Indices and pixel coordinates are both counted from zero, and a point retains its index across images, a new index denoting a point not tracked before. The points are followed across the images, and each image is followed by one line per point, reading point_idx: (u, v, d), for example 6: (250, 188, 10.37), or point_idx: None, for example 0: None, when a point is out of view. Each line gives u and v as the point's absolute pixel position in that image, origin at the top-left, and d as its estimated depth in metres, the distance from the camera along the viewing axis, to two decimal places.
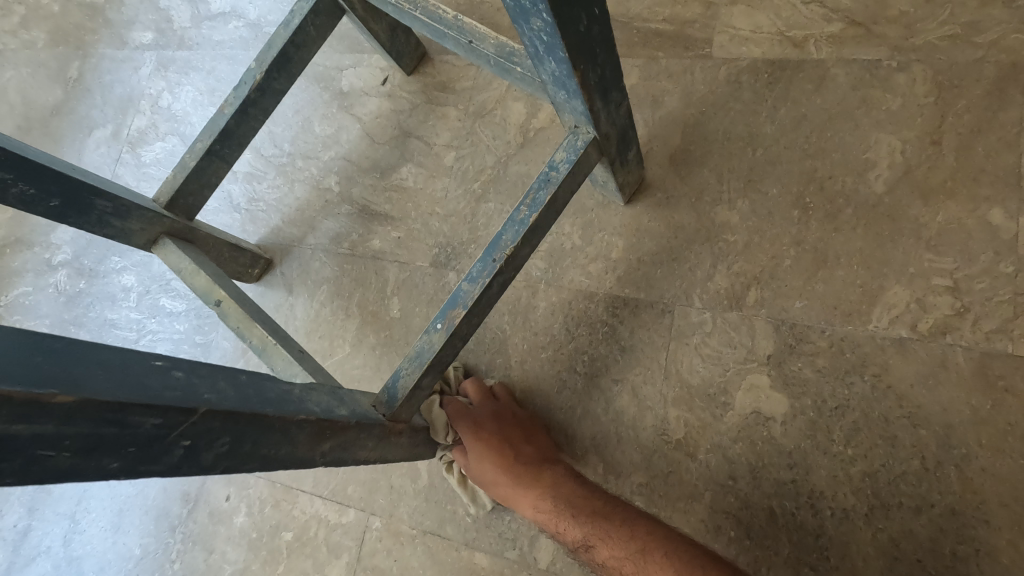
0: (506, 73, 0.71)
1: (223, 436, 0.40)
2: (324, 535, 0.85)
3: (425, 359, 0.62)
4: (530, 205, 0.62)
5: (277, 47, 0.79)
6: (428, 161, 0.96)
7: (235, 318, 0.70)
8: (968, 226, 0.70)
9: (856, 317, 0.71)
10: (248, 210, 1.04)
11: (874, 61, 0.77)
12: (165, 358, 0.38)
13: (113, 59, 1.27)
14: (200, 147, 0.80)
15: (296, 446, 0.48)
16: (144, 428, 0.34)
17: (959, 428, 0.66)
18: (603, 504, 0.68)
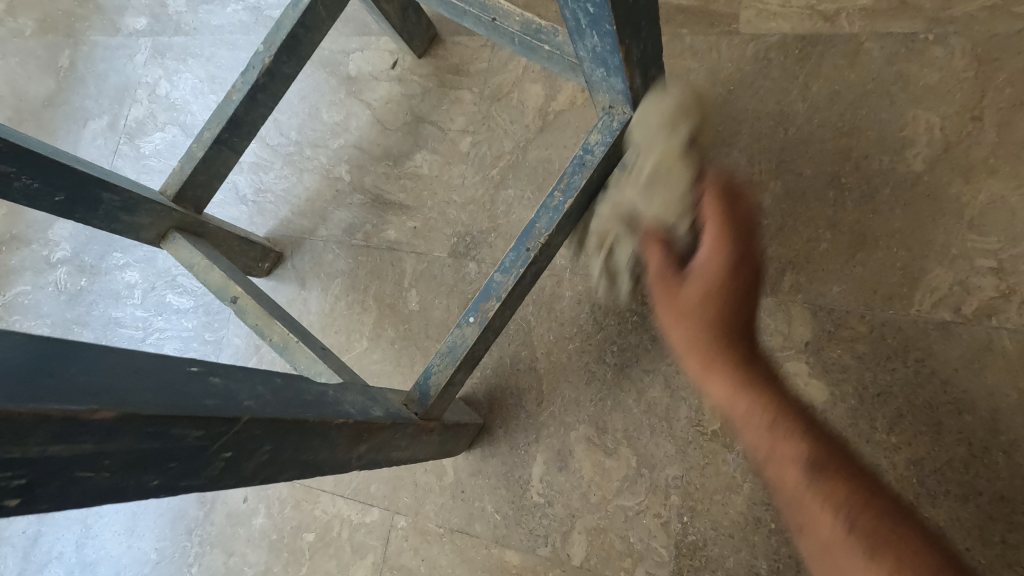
0: (530, 53, 0.68)
1: (265, 444, 0.37)
2: (348, 535, 0.82)
3: (458, 354, 0.60)
4: (565, 190, 0.60)
5: (286, 29, 0.75)
6: (443, 147, 0.92)
7: (253, 315, 0.67)
8: (1011, 204, 0.68)
9: (897, 301, 0.69)
10: (255, 202, 1.00)
11: (910, 34, 0.74)
12: (202, 363, 0.36)
13: (106, 47, 1.22)
14: (208, 136, 0.77)
15: (334, 450, 0.46)
16: (187, 441, 0.31)
17: (1006, 413, 0.64)
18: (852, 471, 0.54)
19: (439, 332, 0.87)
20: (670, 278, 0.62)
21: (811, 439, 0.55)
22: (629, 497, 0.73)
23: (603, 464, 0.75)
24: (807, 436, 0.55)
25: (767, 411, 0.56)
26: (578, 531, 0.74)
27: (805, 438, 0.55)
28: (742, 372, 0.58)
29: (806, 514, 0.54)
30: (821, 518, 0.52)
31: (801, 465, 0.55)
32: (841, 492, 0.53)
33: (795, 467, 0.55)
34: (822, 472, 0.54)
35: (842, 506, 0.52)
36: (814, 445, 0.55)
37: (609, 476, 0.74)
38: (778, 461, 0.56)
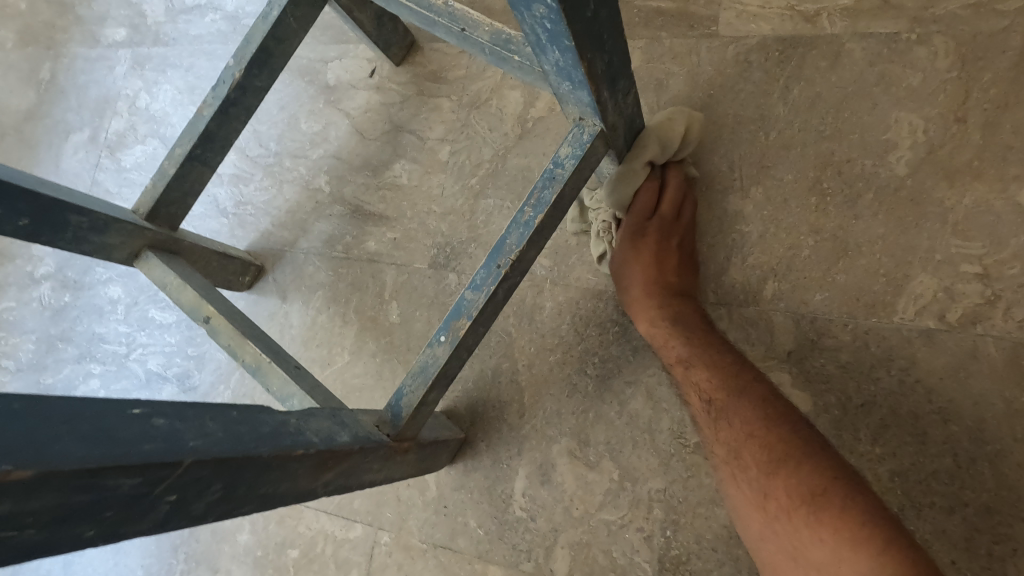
0: (502, 62, 0.66)
1: (215, 484, 0.36)
2: (332, 551, 0.82)
3: (429, 374, 0.59)
4: (535, 205, 0.58)
5: (256, 42, 0.74)
6: (423, 157, 0.91)
7: (226, 335, 0.67)
8: (996, 208, 0.66)
9: (880, 309, 0.68)
10: (235, 214, 0.99)
11: (892, 33, 0.73)
12: (146, 404, 0.35)
13: (86, 59, 1.21)
14: (180, 152, 0.76)
15: (296, 480, 0.45)
16: (122, 489, 0.30)
17: (992, 423, 0.63)
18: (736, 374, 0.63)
19: (420, 344, 0.86)
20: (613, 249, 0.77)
21: (694, 353, 0.66)
22: (612, 511, 0.72)
23: (586, 478, 0.74)
24: (698, 350, 0.66)
25: (668, 333, 0.69)
26: (561, 546, 0.73)
27: (696, 352, 0.66)
28: (661, 304, 0.71)
29: (700, 420, 0.64)
30: (708, 422, 0.63)
31: (694, 373, 0.66)
32: (723, 394, 0.62)
33: (694, 377, 0.65)
34: (711, 377, 0.64)
35: (722, 407, 0.62)
36: (699, 357, 0.66)
37: (592, 490, 0.73)
38: (676, 377, 0.68)
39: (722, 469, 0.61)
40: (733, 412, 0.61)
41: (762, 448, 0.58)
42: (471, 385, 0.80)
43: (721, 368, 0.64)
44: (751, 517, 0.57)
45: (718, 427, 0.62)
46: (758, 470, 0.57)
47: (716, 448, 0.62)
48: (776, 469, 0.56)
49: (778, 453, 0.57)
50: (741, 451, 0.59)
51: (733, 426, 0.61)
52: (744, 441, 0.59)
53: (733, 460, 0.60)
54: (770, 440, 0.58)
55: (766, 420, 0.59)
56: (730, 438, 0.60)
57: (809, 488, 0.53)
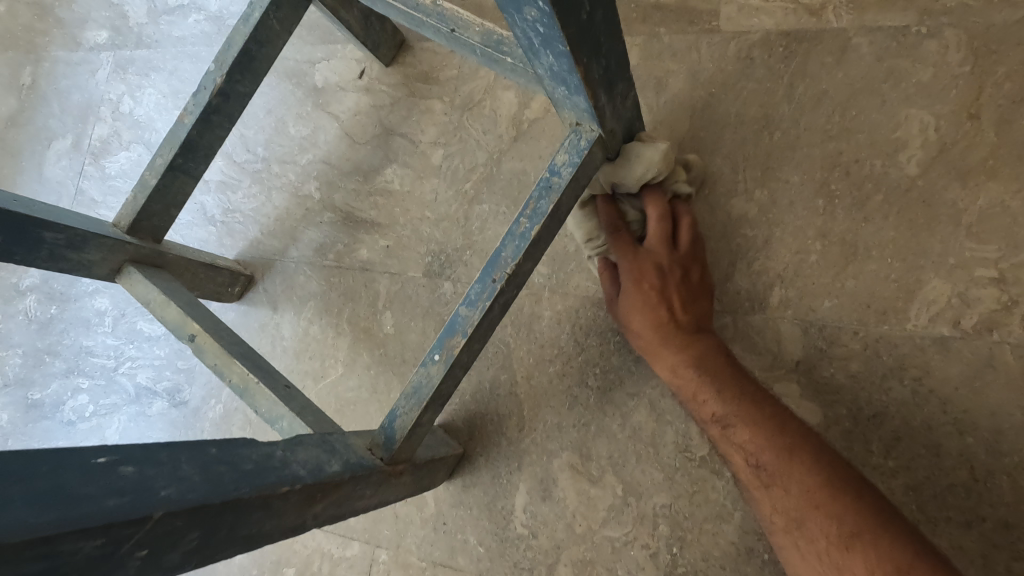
0: (494, 64, 0.64)
1: (192, 532, 0.34)
2: (329, 570, 0.80)
3: (423, 395, 0.56)
4: (532, 216, 0.55)
5: (237, 46, 0.71)
6: (414, 161, 0.88)
7: (212, 354, 0.64)
8: (1012, 209, 0.64)
9: (892, 315, 0.65)
10: (223, 222, 0.96)
11: (902, 27, 0.70)
12: (112, 451, 0.33)
13: (67, 62, 1.17)
14: (161, 162, 0.73)
15: (283, 517, 0.42)
16: (83, 553, 0.28)
17: (1010, 434, 0.60)
18: (790, 436, 0.57)
19: (415, 356, 0.83)
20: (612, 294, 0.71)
21: (733, 411, 0.60)
22: (616, 527, 0.70)
23: (588, 493, 0.71)
24: (745, 408, 0.60)
25: (698, 387, 0.63)
26: (564, 563, 0.71)
27: (738, 410, 0.60)
28: (680, 348, 0.65)
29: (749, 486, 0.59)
30: (758, 487, 0.58)
31: (736, 433, 0.60)
32: (777, 458, 0.57)
33: (737, 439, 0.60)
34: (758, 440, 0.58)
35: (776, 471, 0.57)
36: (739, 416, 0.60)
37: (595, 505, 0.71)
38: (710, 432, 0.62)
39: (784, 537, 0.56)
40: (791, 478, 0.56)
41: (827, 516, 0.53)
42: (469, 398, 0.78)
43: (769, 426, 0.58)
44: None
45: (772, 493, 0.57)
46: (829, 543, 0.52)
47: (773, 516, 0.57)
48: (851, 544, 0.51)
49: (850, 525, 0.51)
50: (805, 522, 0.54)
51: (789, 493, 0.55)
52: (808, 511, 0.54)
53: (796, 529, 0.55)
54: (836, 511, 0.53)
55: (829, 487, 0.54)
56: (788, 506, 0.55)
57: (897, 566, 0.48)
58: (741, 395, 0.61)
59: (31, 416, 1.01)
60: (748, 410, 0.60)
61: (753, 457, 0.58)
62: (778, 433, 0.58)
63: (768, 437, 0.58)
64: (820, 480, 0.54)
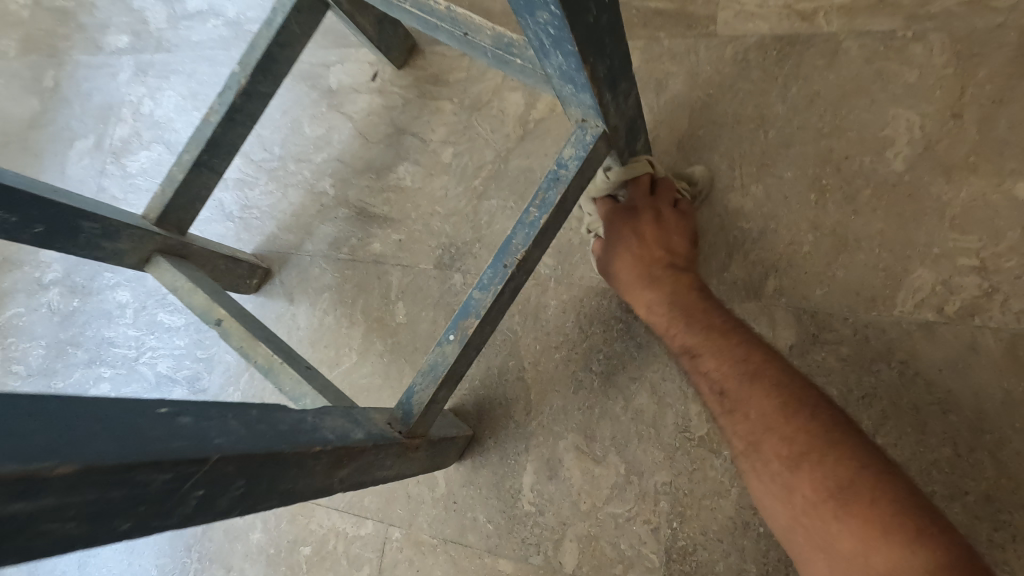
0: (504, 66, 0.68)
1: (239, 480, 0.38)
2: (343, 548, 0.83)
3: (439, 372, 0.60)
4: (540, 206, 0.59)
5: (260, 49, 0.76)
6: (426, 159, 0.92)
7: (237, 337, 0.68)
8: (993, 202, 0.68)
9: (880, 302, 0.69)
10: (241, 218, 1.01)
11: (888, 31, 0.74)
12: (170, 404, 0.37)
13: (89, 66, 1.22)
14: (187, 158, 0.77)
15: (313, 478, 0.46)
16: (154, 485, 0.32)
17: (991, 413, 0.64)
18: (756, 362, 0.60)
19: (426, 344, 0.87)
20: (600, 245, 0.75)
21: (704, 342, 0.63)
22: (619, 504, 0.73)
23: (592, 472, 0.75)
24: (712, 340, 0.63)
25: (670, 322, 0.67)
26: (569, 539, 0.74)
27: (708, 343, 0.63)
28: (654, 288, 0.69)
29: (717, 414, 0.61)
30: (724, 414, 0.60)
31: (704, 363, 0.62)
32: (743, 385, 0.59)
33: (704, 368, 0.62)
34: (725, 368, 0.61)
35: (738, 398, 0.59)
36: (706, 346, 0.63)
37: (599, 484, 0.74)
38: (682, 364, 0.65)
39: (741, 461, 0.58)
40: (750, 403, 0.58)
41: (781, 438, 0.55)
42: (479, 384, 0.82)
43: (735, 356, 0.61)
44: (767, 505, 0.55)
45: (733, 417, 0.59)
46: (781, 463, 0.54)
47: (733, 440, 0.59)
48: (801, 464, 0.53)
49: (801, 445, 0.53)
50: (760, 445, 0.56)
51: (750, 418, 0.57)
52: (765, 434, 0.56)
53: (751, 452, 0.57)
54: (791, 433, 0.54)
55: (787, 410, 0.56)
56: (747, 431, 0.57)
57: (839, 482, 0.50)
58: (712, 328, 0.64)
59: None
60: (716, 341, 0.62)
61: (719, 383, 0.61)
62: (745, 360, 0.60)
63: (733, 363, 0.60)
64: (777, 404, 0.56)
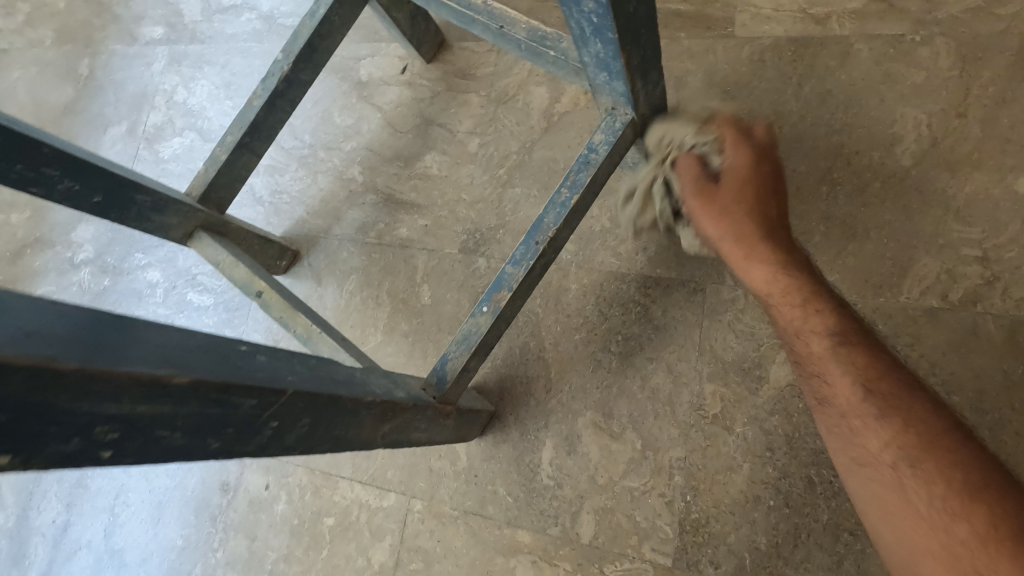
0: (536, 58, 0.72)
1: (305, 417, 0.41)
2: (366, 519, 0.86)
3: (472, 342, 0.64)
4: (571, 187, 0.63)
5: (303, 38, 0.80)
6: (452, 149, 0.96)
7: (277, 308, 0.71)
8: (995, 196, 0.72)
9: (887, 289, 0.73)
10: (271, 203, 1.04)
11: (898, 35, 0.78)
12: (249, 342, 0.40)
13: (123, 55, 1.26)
14: (230, 140, 0.81)
15: (362, 427, 0.49)
16: (243, 409, 0.35)
17: (991, 394, 0.68)
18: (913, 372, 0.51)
19: (451, 325, 0.90)
20: (704, 179, 0.64)
21: (852, 333, 0.54)
22: (634, 478, 0.76)
23: (609, 448, 0.78)
24: (862, 337, 0.53)
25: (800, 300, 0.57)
26: (587, 511, 0.77)
27: (857, 338, 0.53)
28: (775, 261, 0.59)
29: (846, 409, 0.51)
30: (859, 412, 0.50)
31: (851, 355, 0.52)
32: (896, 388, 0.49)
33: (849, 360, 0.52)
34: (879, 366, 0.51)
35: (896, 400, 0.49)
36: (857, 341, 0.53)
37: (616, 459, 0.78)
38: (813, 348, 0.55)
39: (878, 470, 0.48)
40: (911, 409, 0.48)
41: (952, 460, 0.44)
42: (501, 364, 0.85)
43: (890, 360, 0.52)
44: (908, 530, 0.45)
45: (883, 420, 0.48)
46: (948, 488, 0.44)
47: (875, 446, 0.48)
48: (981, 494, 0.42)
49: (977, 474, 0.43)
50: (920, 460, 0.46)
51: (904, 428, 0.47)
52: (928, 449, 0.46)
53: (904, 465, 0.46)
54: (963, 457, 0.44)
55: (954, 430, 0.46)
56: (899, 439, 0.47)
57: None
58: (858, 326, 0.55)
59: None
60: (863, 338, 0.54)
61: (865, 375, 0.51)
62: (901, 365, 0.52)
63: (887, 364, 0.51)
64: (947, 422, 0.47)
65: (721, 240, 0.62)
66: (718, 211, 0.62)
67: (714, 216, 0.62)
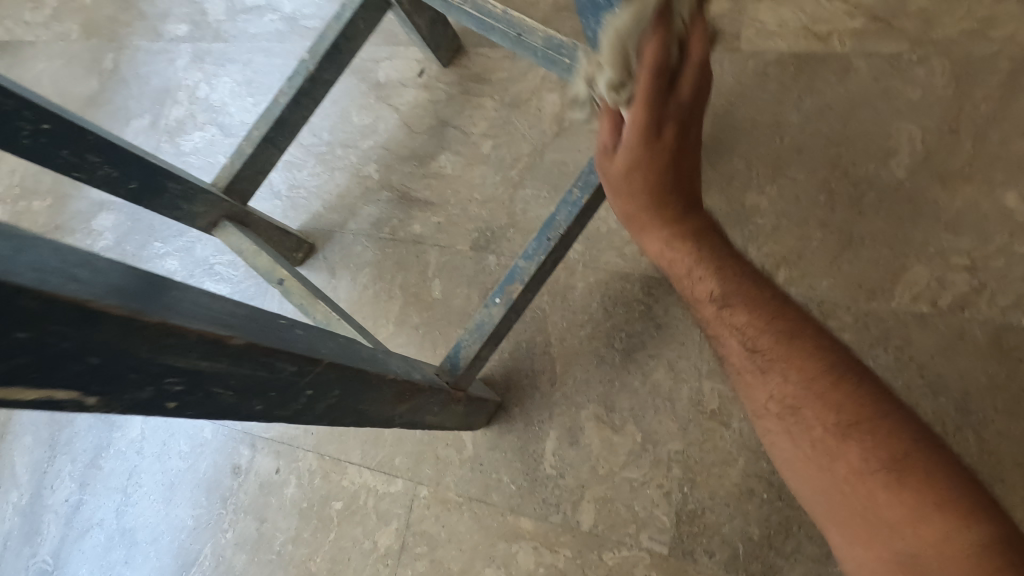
0: (552, 65, 0.76)
1: (335, 388, 0.44)
2: (373, 503, 0.89)
3: (485, 331, 0.67)
4: (582, 187, 0.67)
5: (329, 39, 0.84)
6: (466, 149, 1.00)
7: (298, 296, 0.75)
8: (984, 208, 0.75)
9: (879, 294, 0.76)
10: (288, 197, 1.08)
11: (895, 54, 0.82)
12: (287, 317, 0.42)
13: (147, 51, 1.30)
14: (256, 135, 0.85)
15: (383, 404, 0.53)
16: (285, 374, 0.38)
17: (975, 395, 0.72)
18: (796, 318, 0.55)
19: (460, 319, 0.94)
20: (605, 145, 0.57)
21: (735, 293, 0.57)
22: (634, 470, 0.80)
23: (610, 440, 0.81)
24: (746, 292, 0.57)
25: (692, 264, 0.59)
26: (587, 500, 0.80)
27: (741, 293, 0.57)
28: (670, 220, 0.59)
29: (738, 368, 0.56)
30: (749, 370, 0.55)
31: (736, 314, 0.56)
32: (775, 342, 0.54)
33: (734, 321, 0.56)
34: (756, 321, 0.55)
35: (775, 358, 0.53)
36: (739, 299, 0.57)
37: (616, 451, 0.81)
38: (704, 314, 0.59)
39: (770, 422, 0.53)
40: (791, 364, 0.52)
41: (826, 404, 0.50)
42: (506, 356, 0.88)
43: (769, 309, 0.56)
44: (802, 475, 0.50)
45: (766, 379, 0.53)
46: (826, 431, 0.49)
47: (762, 399, 0.54)
48: (857, 431, 0.48)
49: (849, 414, 0.49)
50: (800, 410, 0.51)
51: (789, 378, 0.52)
52: (807, 399, 0.51)
53: (790, 417, 0.52)
54: (838, 400, 0.49)
55: (831, 376, 0.50)
56: (781, 392, 0.52)
57: (893, 453, 0.46)
58: (745, 280, 0.57)
59: None
60: (748, 294, 0.57)
61: (743, 330, 0.55)
62: (782, 313, 0.55)
63: (764, 317, 0.55)
64: (825, 364, 0.51)
65: (620, 212, 0.62)
66: (611, 184, 0.59)
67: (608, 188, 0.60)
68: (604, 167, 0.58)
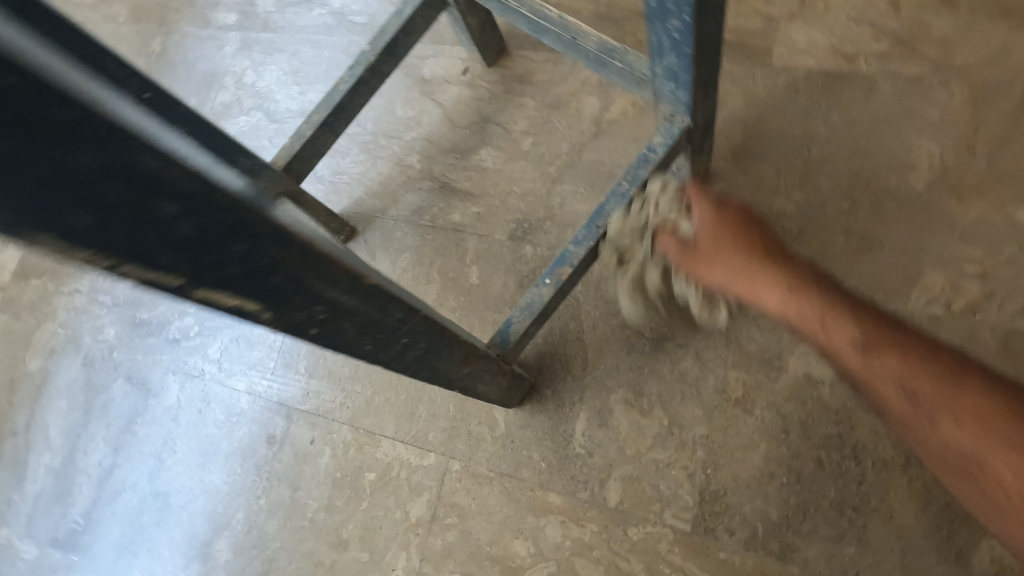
0: (602, 68, 0.82)
1: (420, 339, 0.49)
2: (406, 475, 0.93)
3: (535, 308, 0.72)
4: (631, 180, 0.72)
5: (390, 33, 0.89)
6: (506, 145, 1.05)
7: None
8: (996, 222, 0.81)
9: (897, 297, 0.82)
10: (331, 182, 1.13)
11: (917, 76, 0.88)
12: None
13: (195, 37, 1.35)
14: (316, 119, 0.89)
15: (451, 363, 0.57)
16: (393, 318, 0.44)
17: None
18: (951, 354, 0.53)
19: (496, 304, 0.99)
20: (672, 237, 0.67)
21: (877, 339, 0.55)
22: (660, 451, 0.84)
23: (638, 423, 0.86)
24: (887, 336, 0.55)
25: (827, 317, 0.57)
26: (615, 478, 0.85)
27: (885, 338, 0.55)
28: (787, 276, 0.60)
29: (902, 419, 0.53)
30: (915, 420, 0.52)
31: (886, 364, 0.54)
32: (936, 385, 0.51)
33: (884, 370, 0.54)
34: (910, 364, 0.53)
35: (939, 400, 0.51)
36: (885, 345, 0.54)
37: (644, 433, 0.85)
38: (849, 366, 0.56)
39: (954, 474, 0.51)
40: (959, 407, 0.50)
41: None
42: (540, 341, 0.93)
43: (920, 350, 0.54)
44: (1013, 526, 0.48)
45: (939, 426, 0.51)
46: None
47: (942, 454, 0.51)
48: None
49: None
50: (987, 455, 0.48)
51: (961, 423, 0.50)
52: (995, 441, 0.48)
53: (974, 466, 0.49)
54: None
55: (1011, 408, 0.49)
56: (962, 439, 0.50)
57: None
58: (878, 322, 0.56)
59: (138, 332, 1.13)
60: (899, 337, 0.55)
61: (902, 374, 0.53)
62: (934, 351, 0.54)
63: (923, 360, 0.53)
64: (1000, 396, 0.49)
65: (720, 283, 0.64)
66: (703, 262, 0.64)
67: (697, 268, 0.65)
68: (691, 246, 0.65)
